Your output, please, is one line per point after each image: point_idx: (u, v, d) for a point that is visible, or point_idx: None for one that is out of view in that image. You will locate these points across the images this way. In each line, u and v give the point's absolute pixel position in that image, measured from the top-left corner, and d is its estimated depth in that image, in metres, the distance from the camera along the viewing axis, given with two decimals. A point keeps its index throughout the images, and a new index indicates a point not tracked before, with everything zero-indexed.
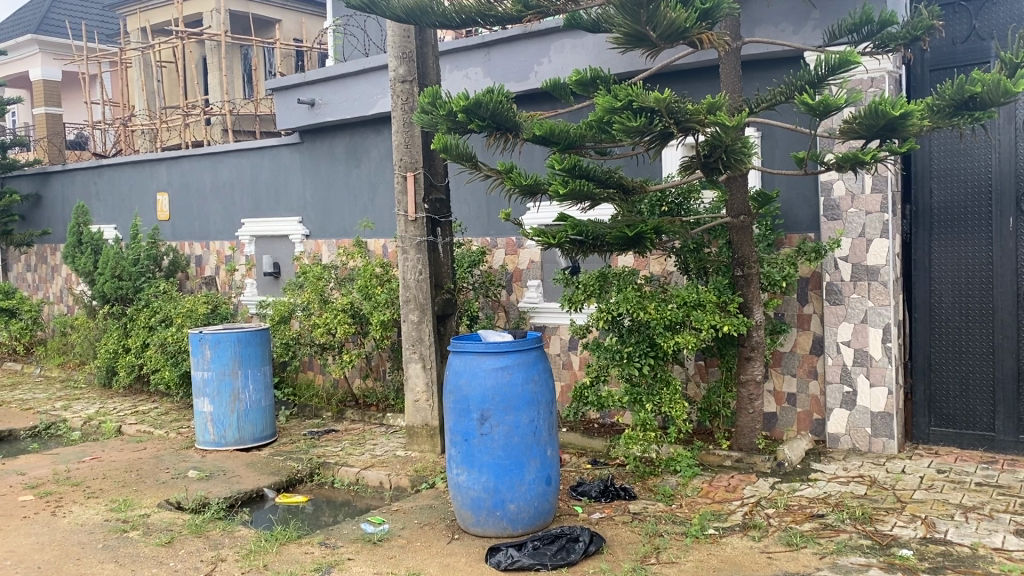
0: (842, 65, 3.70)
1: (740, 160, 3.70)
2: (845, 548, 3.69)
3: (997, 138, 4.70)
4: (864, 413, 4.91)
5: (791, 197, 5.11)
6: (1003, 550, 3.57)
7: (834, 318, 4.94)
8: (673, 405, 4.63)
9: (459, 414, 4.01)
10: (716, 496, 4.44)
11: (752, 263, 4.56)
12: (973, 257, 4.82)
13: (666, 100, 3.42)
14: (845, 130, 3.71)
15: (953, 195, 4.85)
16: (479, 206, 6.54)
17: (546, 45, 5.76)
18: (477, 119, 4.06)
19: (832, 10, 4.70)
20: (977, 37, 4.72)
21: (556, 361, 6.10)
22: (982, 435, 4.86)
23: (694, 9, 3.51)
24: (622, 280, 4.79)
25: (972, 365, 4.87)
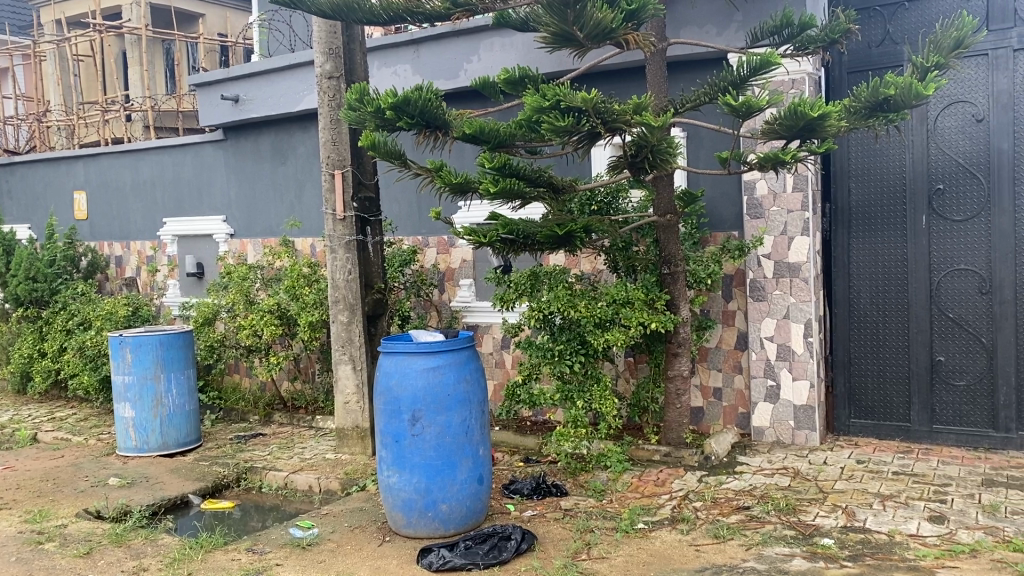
0: (763, 67, 3.78)
1: (666, 160, 3.76)
2: (770, 539, 3.78)
3: (910, 138, 4.87)
4: (788, 407, 5.03)
5: (716, 196, 5.23)
6: (918, 536, 3.71)
7: (757, 314, 5.06)
8: (603, 401, 4.66)
9: (390, 415, 3.97)
10: (646, 490, 4.50)
11: (678, 261, 4.65)
12: (889, 254, 4.99)
13: (593, 101, 3.44)
14: (766, 131, 3.80)
15: (870, 193, 5.01)
16: (411, 204, 6.47)
17: (476, 43, 5.75)
18: (406, 116, 4.02)
19: (754, 13, 4.80)
20: (891, 41, 4.89)
21: (488, 360, 6.10)
22: (898, 426, 5.03)
23: (620, 11, 3.52)
24: (553, 279, 4.81)
25: (888, 358, 5.04)
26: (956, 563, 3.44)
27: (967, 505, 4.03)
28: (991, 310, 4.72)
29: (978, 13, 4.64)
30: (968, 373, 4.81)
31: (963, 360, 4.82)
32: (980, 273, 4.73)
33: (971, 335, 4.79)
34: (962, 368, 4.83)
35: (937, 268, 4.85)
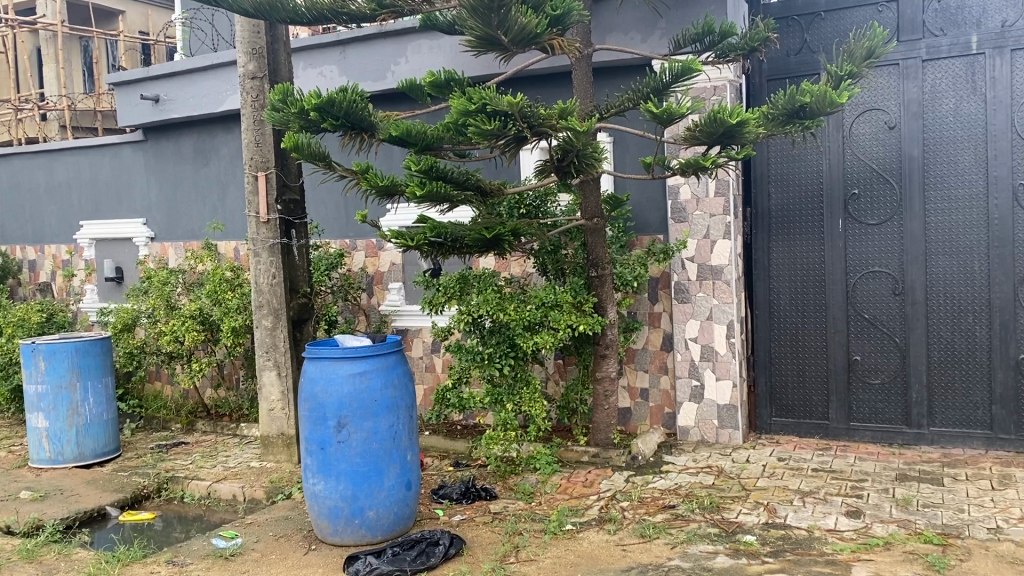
0: (684, 74, 3.86)
1: (591, 164, 3.79)
2: (695, 537, 3.85)
3: (827, 144, 5.02)
4: (712, 406, 5.13)
5: (642, 200, 5.31)
6: (836, 531, 3.82)
7: (682, 316, 5.16)
8: (533, 404, 4.67)
9: (315, 422, 3.91)
10: (574, 492, 4.53)
11: (605, 264, 4.70)
12: (807, 257, 5.13)
13: (519, 104, 3.45)
14: (688, 137, 3.87)
15: (789, 198, 5.15)
16: (337, 207, 6.39)
17: (403, 45, 5.72)
18: (330, 118, 3.96)
19: (677, 20, 4.88)
20: (808, 50, 5.03)
21: (418, 364, 6.06)
22: (818, 424, 5.17)
23: (545, 15, 3.56)
24: (482, 282, 4.79)
25: (808, 358, 5.18)
26: (871, 556, 3.55)
27: (882, 499, 4.17)
28: (904, 310, 4.89)
29: (888, 25, 4.81)
30: (883, 372, 4.97)
31: (878, 359, 4.98)
32: (892, 274, 4.90)
33: (885, 335, 4.95)
34: (877, 367, 4.99)
35: (853, 271, 5.01)
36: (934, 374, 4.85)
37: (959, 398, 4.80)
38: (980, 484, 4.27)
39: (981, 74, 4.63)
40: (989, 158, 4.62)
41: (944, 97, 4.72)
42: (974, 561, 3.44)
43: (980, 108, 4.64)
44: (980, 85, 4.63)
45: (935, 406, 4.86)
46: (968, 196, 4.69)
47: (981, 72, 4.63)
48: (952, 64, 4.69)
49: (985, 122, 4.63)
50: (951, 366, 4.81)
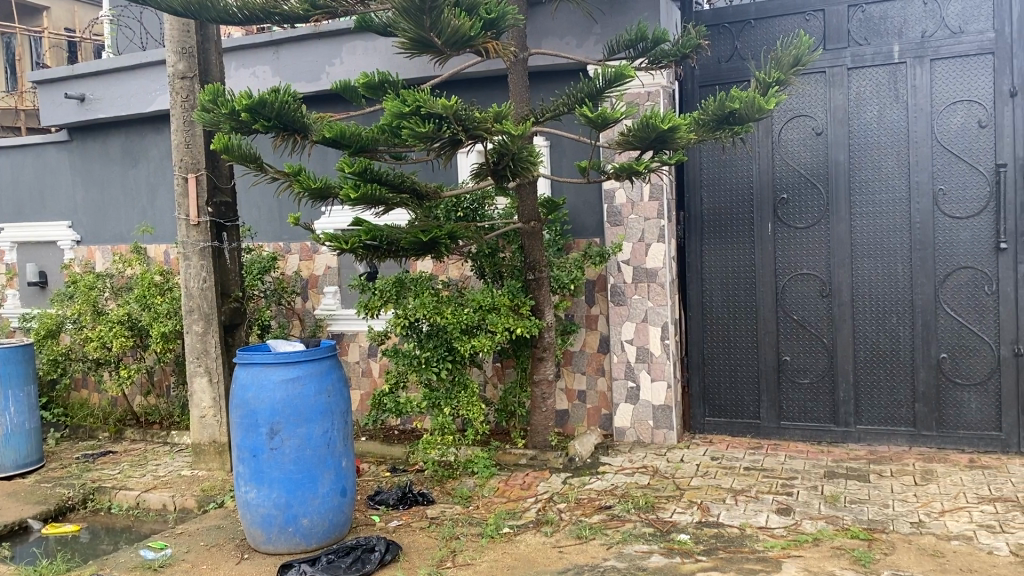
0: (617, 80, 3.88)
1: (526, 168, 3.80)
2: (630, 537, 3.89)
3: (756, 150, 5.13)
4: (647, 407, 5.19)
5: (578, 204, 5.36)
6: (767, 528, 3.90)
7: (618, 318, 5.21)
8: (470, 407, 4.66)
9: (247, 429, 3.84)
10: (512, 495, 4.53)
11: (543, 267, 4.72)
12: (739, 260, 5.23)
13: (453, 107, 3.44)
14: (621, 142, 3.92)
15: (721, 202, 5.25)
16: (271, 209, 6.28)
17: (338, 46, 5.66)
18: (262, 119, 3.89)
19: (612, 26, 4.93)
20: (739, 57, 5.14)
21: (355, 369, 6.00)
22: (749, 423, 5.28)
23: (478, 18, 3.57)
24: (418, 286, 4.74)
25: (739, 358, 5.28)
26: (801, 552, 3.63)
27: (811, 496, 4.27)
28: (831, 311, 5.02)
29: (815, 33, 4.94)
30: (811, 372, 5.10)
31: (806, 359, 5.11)
32: (820, 277, 5.03)
33: (814, 336, 5.08)
34: (806, 366, 5.11)
35: (782, 273, 5.13)
36: (860, 373, 4.99)
37: (883, 397, 4.95)
38: (904, 480, 4.41)
39: (903, 82, 4.78)
40: (911, 164, 4.78)
41: (868, 104, 4.87)
42: (898, 555, 3.55)
43: (902, 115, 4.79)
44: (902, 93, 4.79)
45: (861, 404, 5.01)
46: (891, 200, 4.84)
47: (903, 81, 4.78)
48: (876, 72, 4.84)
49: (907, 129, 4.78)
50: (875, 365, 4.95)
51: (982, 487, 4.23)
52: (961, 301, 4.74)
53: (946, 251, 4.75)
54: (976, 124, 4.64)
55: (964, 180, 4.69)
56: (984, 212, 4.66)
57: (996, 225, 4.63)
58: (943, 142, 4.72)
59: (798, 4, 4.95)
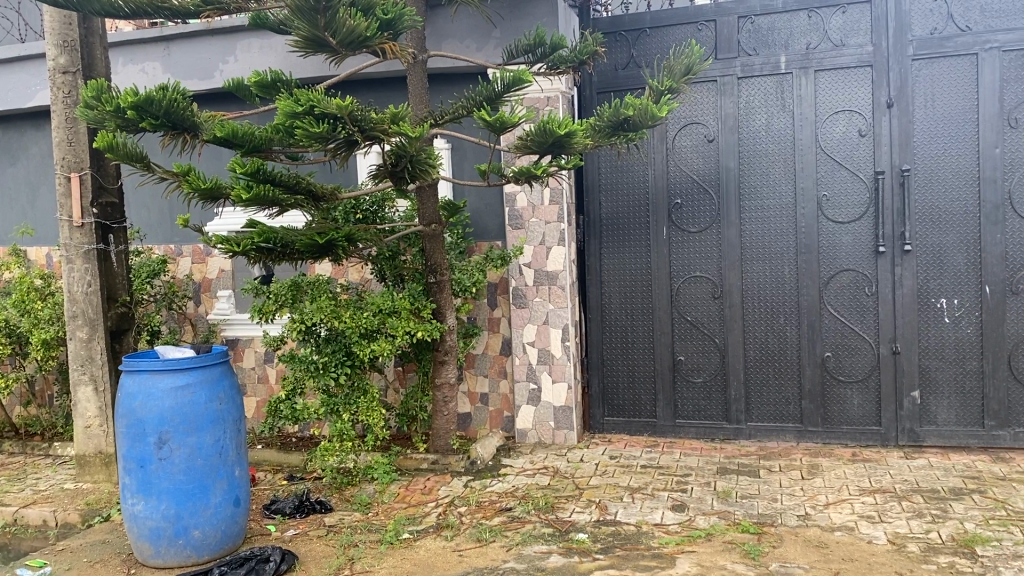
0: (515, 84, 3.90)
1: (425, 171, 3.76)
2: (530, 538, 3.91)
3: (652, 155, 5.25)
4: (548, 408, 5.24)
5: (479, 206, 5.37)
6: (662, 525, 3.99)
7: (520, 320, 5.24)
8: (370, 413, 4.61)
9: (133, 439, 3.69)
10: (412, 500, 4.50)
11: (444, 269, 4.69)
12: (635, 263, 5.34)
13: (348, 108, 3.40)
14: (519, 146, 3.95)
15: (618, 206, 5.34)
16: (161, 211, 6.06)
17: (232, 44, 5.51)
18: (149, 117, 3.75)
19: (511, 31, 4.96)
20: (635, 64, 5.24)
21: (251, 375, 5.85)
22: (646, 422, 5.39)
23: (375, 18, 3.53)
24: (316, 289, 4.66)
25: (637, 359, 5.39)
26: (693, 547, 3.73)
27: (704, 492, 4.39)
28: (723, 313, 5.18)
29: (707, 43, 5.09)
30: (704, 371, 5.25)
31: (700, 359, 5.25)
32: (712, 279, 5.18)
33: (706, 336, 5.23)
34: (699, 366, 5.26)
35: (677, 276, 5.26)
36: (750, 372, 5.16)
37: (772, 394, 5.14)
38: (791, 474, 4.59)
39: (790, 92, 4.97)
40: (797, 171, 4.98)
41: (757, 113, 5.04)
42: (785, 547, 3.69)
43: (788, 123, 4.99)
44: (789, 102, 4.98)
45: (751, 401, 5.18)
46: (779, 205, 5.04)
47: (789, 91, 4.97)
48: (764, 82, 5.02)
49: (793, 137, 4.98)
50: (765, 364, 5.13)
51: (863, 479, 4.44)
52: (844, 302, 4.96)
53: (830, 254, 4.96)
54: (856, 133, 4.87)
55: (846, 187, 4.91)
56: (865, 217, 4.89)
57: (875, 230, 4.87)
58: (826, 150, 4.93)
59: (691, 14, 5.09)
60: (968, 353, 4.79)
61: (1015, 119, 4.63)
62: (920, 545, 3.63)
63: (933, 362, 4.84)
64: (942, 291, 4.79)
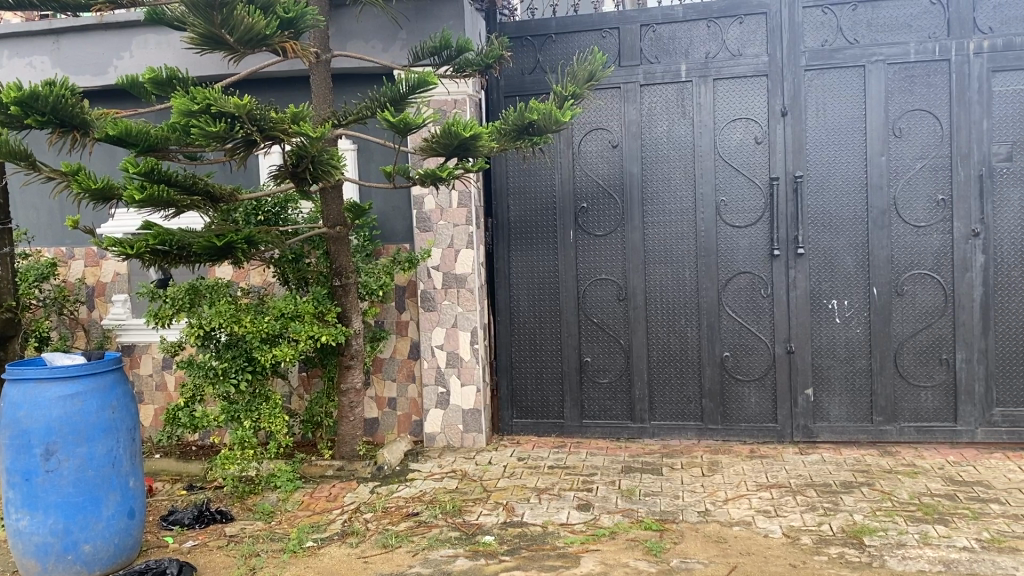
0: (420, 86, 3.89)
1: (328, 172, 3.71)
2: (436, 542, 3.90)
3: (558, 160, 5.31)
4: (456, 411, 5.23)
5: (386, 209, 5.32)
6: (568, 525, 4.03)
7: (428, 324, 5.21)
8: (273, 419, 4.53)
9: (18, 451, 3.51)
10: (317, 507, 4.42)
11: (349, 272, 4.63)
12: (542, 266, 5.39)
13: (246, 106, 3.32)
14: (424, 148, 3.93)
15: (526, 210, 5.38)
16: (50, 211, 5.79)
17: (127, 39, 5.32)
18: (35, 113, 3.58)
19: (417, 33, 4.94)
20: (541, 69, 5.29)
21: (149, 382, 5.65)
22: (554, 423, 5.44)
23: (275, 16, 3.49)
24: (215, 294, 4.55)
25: (544, 360, 5.43)
26: (598, 545, 3.79)
27: (609, 491, 4.46)
28: (627, 314, 5.28)
29: (611, 50, 5.18)
30: (609, 371, 5.33)
31: (605, 360, 5.34)
32: (617, 281, 5.28)
33: (611, 338, 5.31)
34: (605, 367, 5.34)
35: (582, 279, 5.33)
36: (654, 372, 5.27)
37: (674, 393, 5.26)
38: (693, 471, 4.71)
39: (690, 100, 5.10)
40: (696, 177, 5.11)
41: (659, 120, 5.16)
42: (686, 543, 3.78)
43: (689, 130, 5.12)
44: (689, 110, 5.11)
45: (655, 401, 5.29)
46: (680, 210, 5.16)
47: (690, 98, 5.10)
48: (666, 90, 5.13)
49: (693, 143, 5.11)
50: (667, 364, 5.25)
51: (760, 475, 4.59)
52: (741, 303, 5.12)
53: (728, 257, 5.12)
54: (753, 140, 5.03)
55: (742, 193, 5.07)
56: (760, 222, 5.06)
57: (770, 234, 5.04)
58: (724, 157, 5.08)
59: (595, 21, 5.17)
60: (857, 352, 5.00)
61: (899, 129, 4.87)
62: (812, 537, 3.78)
63: (824, 360, 5.04)
64: (833, 293, 5.00)
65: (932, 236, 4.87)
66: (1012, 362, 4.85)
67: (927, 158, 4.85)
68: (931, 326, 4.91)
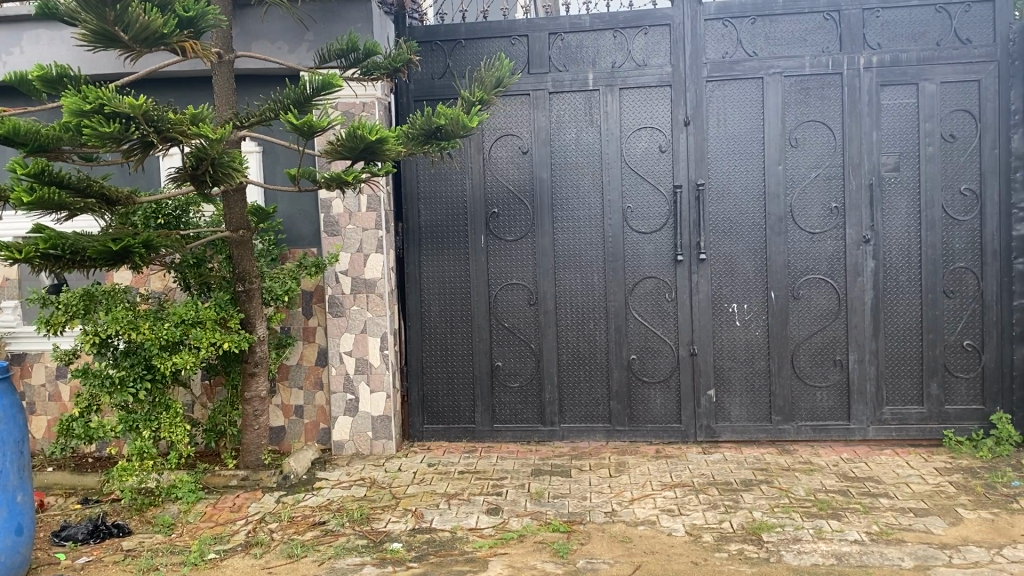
0: (325, 88, 3.85)
1: (228, 175, 3.63)
2: (343, 551, 3.85)
3: (468, 165, 5.32)
4: (365, 418, 5.18)
5: (292, 212, 5.23)
6: (476, 529, 4.04)
7: (336, 330, 5.14)
8: (174, 429, 4.39)
9: None
10: (220, 518, 4.31)
11: (253, 277, 4.53)
12: (453, 271, 5.38)
13: (142, 107, 3.23)
14: (330, 151, 3.89)
15: (436, 215, 5.36)
16: None
17: (16, 34, 5.08)
18: None
19: (324, 34, 4.89)
20: (451, 74, 5.29)
21: (41, 393, 5.41)
22: (465, 428, 5.44)
23: (173, 14, 3.40)
24: (111, 299, 4.37)
25: (455, 365, 5.43)
26: (506, 549, 3.81)
27: (518, 495, 4.49)
28: (537, 319, 5.32)
29: (520, 57, 5.22)
30: (520, 375, 5.37)
31: (516, 364, 5.37)
32: (527, 286, 5.32)
33: (522, 342, 5.35)
34: (515, 371, 5.37)
35: (492, 284, 5.35)
36: (564, 375, 5.34)
37: (584, 396, 5.33)
38: (601, 473, 4.78)
39: (597, 108, 5.19)
40: (604, 184, 5.20)
41: (568, 127, 5.23)
42: (592, 544, 3.84)
43: (596, 138, 5.21)
44: (596, 117, 5.20)
45: (564, 404, 5.35)
46: (588, 216, 5.24)
47: (597, 106, 5.19)
48: (574, 98, 5.21)
49: (601, 150, 5.20)
50: (576, 367, 5.32)
51: (665, 475, 4.69)
52: (647, 307, 5.23)
53: (634, 262, 5.22)
54: (658, 148, 5.15)
55: (648, 199, 5.19)
56: (665, 228, 5.18)
57: (674, 240, 5.17)
58: (630, 164, 5.18)
59: (504, 28, 5.20)
60: (757, 354, 5.17)
61: (795, 139, 5.06)
62: (713, 535, 3.88)
63: (726, 362, 5.19)
64: (734, 297, 5.16)
65: (827, 242, 5.08)
66: (900, 363, 5.09)
67: (822, 167, 5.06)
68: (825, 328, 5.12)
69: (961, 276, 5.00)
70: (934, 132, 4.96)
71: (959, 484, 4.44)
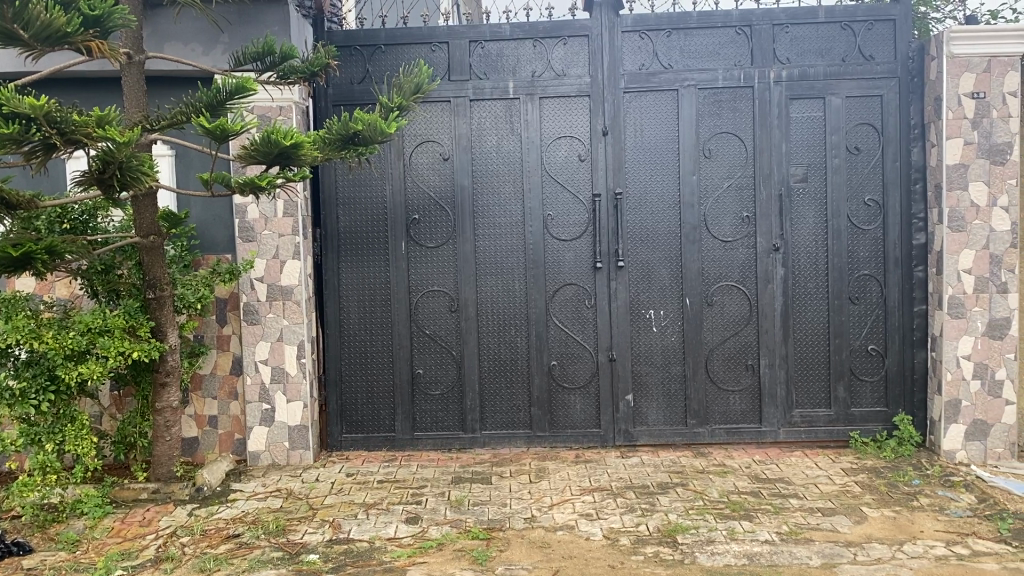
0: (239, 92, 3.78)
1: (137, 178, 3.52)
2: (258, 564, 3.77)
3: (388, 172, 5.28)
4: (282, 428, 5.09)
5: (206, 218, 5.12)
6: (395, 539, 4.01)
7: (252, 337, 5.03)
8: (79, 442, 4.25)
9: None
10: (129, 533, 4.17)
11: (165, 284, 4.40)
12: (373, 278, 5.33)
13: (43, 107, 3.11)
14: (243, 155, 3.81)
15: (356, 221, 5.30)
16: None
17: None
18: None
19: (240, 37, 4.81)
20: (370, 79, 5.25)
21: None
22: (385, 436, 5.39)
23: (77, 13, 3.29)
24: (12, 307, 4.22)
25: (375, 373, 5.37)
26: (426, 558, 3.79)
27: (438, 503, 4.47)
28: (458, 326, 5.32)
29: (441, 64, 5.22)
30: (441, 383, 5.35)
31: (436, 372, 5.35)
32: (449, 293, 5.31)
33: (443, 349, 5.34)
34: (436, 379, 5.35)
35: (413, 291, 5.33)
36: (485, 381, 5.34)
37: (504, 403, 5.35)
38: (520, 479, 4.80)
39: (518, 116, 5.23)
40: (524, 191, 5.24)
41: (488, 135, 5.25)
42: (511, 550, 3.85)
43: (516, 146, 5.24)
44: (517, 125, 5.23)
45: (485, 411, 5.36)
46: (508, 224, 5.27)
47: (518, 115, 5.23)
48: (494, 105, 5.23)
49: (521, 158, 5.23)
50: (497, 374, 5.33)
51: (584, 479, 4.74)
52: (567, 314, 5.29)
53: (555, 269, 5.27)
54: (577, 157, 5.22)
55: (567, 207, 5.25)
56: (584, 235, 5.25)
57: (593, 247, 5.24)
58: (550, 173, 5.24)
59: (425, 34, 5.19)
60: (672, 359, 5.28)
61: (709, 150, 5.19)
62: (630, 538, 3.94)
63: (644, 367, 5.29)
64: (651, 303, 5.25)
65: (739, 250, 5.22)
66: (810, 367, 5.26)
67: (734, 177, 5.20)
68: (738, 334, 5.26)
69: (865, 283, 5.21)
70: (840, 144, 5.15)
71: (864, 484, 4.61)
